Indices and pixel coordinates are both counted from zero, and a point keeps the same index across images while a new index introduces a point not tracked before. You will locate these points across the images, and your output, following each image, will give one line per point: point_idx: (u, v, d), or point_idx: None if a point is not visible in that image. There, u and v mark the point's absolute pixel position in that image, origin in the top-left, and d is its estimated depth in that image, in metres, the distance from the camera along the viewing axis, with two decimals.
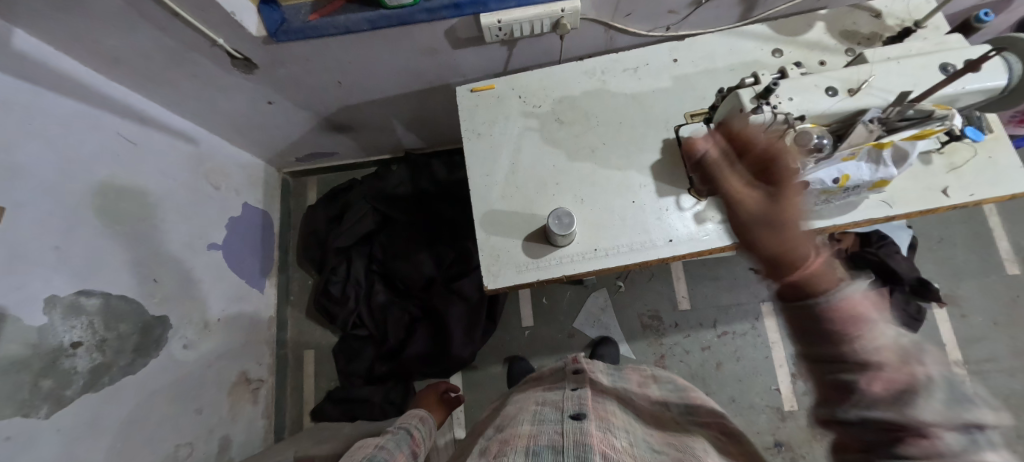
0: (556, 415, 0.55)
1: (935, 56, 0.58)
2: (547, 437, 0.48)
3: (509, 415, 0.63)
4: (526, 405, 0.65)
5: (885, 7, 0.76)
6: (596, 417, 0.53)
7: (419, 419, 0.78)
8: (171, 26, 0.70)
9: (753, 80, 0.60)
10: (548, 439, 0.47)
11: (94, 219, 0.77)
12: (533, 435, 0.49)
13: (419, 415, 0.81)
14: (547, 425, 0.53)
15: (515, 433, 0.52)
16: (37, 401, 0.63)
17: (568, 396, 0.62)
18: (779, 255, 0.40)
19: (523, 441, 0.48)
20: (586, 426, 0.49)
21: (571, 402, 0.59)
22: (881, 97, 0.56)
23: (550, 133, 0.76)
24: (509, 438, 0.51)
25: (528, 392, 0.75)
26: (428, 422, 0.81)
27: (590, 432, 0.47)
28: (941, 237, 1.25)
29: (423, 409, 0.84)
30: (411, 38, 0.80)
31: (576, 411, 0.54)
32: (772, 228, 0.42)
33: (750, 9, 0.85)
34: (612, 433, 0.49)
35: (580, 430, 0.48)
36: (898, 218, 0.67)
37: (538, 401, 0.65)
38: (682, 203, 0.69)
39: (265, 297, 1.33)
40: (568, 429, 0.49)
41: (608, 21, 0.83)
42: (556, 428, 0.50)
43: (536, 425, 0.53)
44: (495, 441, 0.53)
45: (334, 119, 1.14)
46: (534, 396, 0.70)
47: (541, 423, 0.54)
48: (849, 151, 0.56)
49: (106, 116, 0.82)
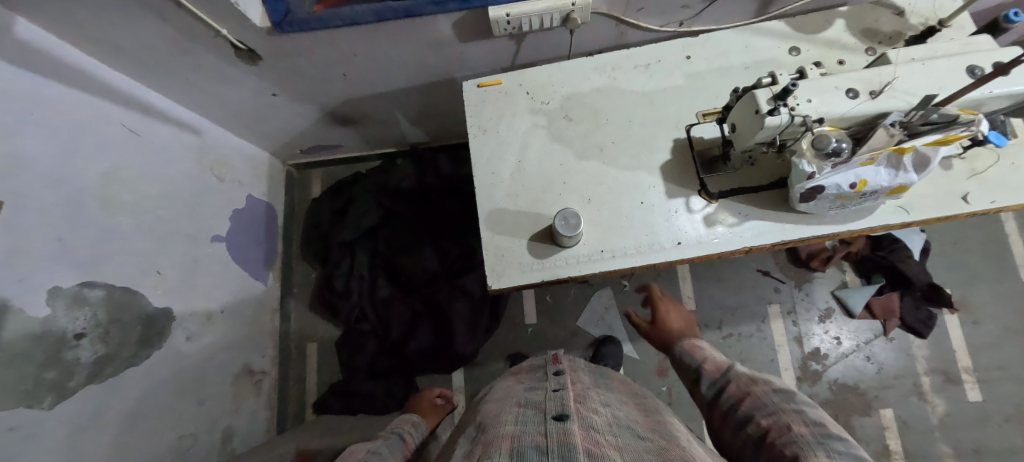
0: (537, 417, 0.48)
1: (963, 58, 0.56)
2: (531, 440, 0.42)
3: (486, 414, 0.56)
4: (504, 404, 0.58)
5: (909, 5, 0.74)
6: (584, 419, 0.46)
7: (410, 425, 0.77)
8: (176, 16, 0.69)
9: (770, 79, 0.57)
10: (534, 442, 0.41)
11: (97, 210, 0.76)
12: (513, 439, 0.43)
13: (412, 420, 0.80)
14: (527, 427, 0.46)
15: (494, 435, 0.46)
16: (41, 392, 0.63)
17: (551, 396, 0.55)
18: (666, 330, 0.88)
19: (502, 446, 0.42)
20: (573, 429, 0.43)
21: (554, 403, 0.52)
22: (905, 100, 0.54)
23: (558, 130, 0.74)
24: (487, 442, 0.44)
25: (504, 387, 0.67)
26: (420, 426, 0.80)
27: (578, 436, 0.41)
28: (955, 242, 1.22)
29: (417, 416, 0.83)
30: (417, 31, 0.78)
31: (559, 412, 0.48)
32: (667, 327, 0.89)
33: (768, 5, 0.82)
34: (600, 434, 0.43)
35: (566, 433, 0.42)
36: (914, 224, 0.65)
37: (516, 400, 0.58)
38: (692, 205, 0.67)
39: (269, 289, 1.33)
40: (552, 432, 0.43)
41: (620, 15, 0.81)
42: (539, 432, 0.44)
43: (517, 427, 0.46)
44: (473, 444, 0.47)
45: (338, 111, 1.13)
46: (512, 392, 0.63)
47: (521, 425, 0.47)
48: (868, 155, 0.53)
49: (109, 106, 0.81)
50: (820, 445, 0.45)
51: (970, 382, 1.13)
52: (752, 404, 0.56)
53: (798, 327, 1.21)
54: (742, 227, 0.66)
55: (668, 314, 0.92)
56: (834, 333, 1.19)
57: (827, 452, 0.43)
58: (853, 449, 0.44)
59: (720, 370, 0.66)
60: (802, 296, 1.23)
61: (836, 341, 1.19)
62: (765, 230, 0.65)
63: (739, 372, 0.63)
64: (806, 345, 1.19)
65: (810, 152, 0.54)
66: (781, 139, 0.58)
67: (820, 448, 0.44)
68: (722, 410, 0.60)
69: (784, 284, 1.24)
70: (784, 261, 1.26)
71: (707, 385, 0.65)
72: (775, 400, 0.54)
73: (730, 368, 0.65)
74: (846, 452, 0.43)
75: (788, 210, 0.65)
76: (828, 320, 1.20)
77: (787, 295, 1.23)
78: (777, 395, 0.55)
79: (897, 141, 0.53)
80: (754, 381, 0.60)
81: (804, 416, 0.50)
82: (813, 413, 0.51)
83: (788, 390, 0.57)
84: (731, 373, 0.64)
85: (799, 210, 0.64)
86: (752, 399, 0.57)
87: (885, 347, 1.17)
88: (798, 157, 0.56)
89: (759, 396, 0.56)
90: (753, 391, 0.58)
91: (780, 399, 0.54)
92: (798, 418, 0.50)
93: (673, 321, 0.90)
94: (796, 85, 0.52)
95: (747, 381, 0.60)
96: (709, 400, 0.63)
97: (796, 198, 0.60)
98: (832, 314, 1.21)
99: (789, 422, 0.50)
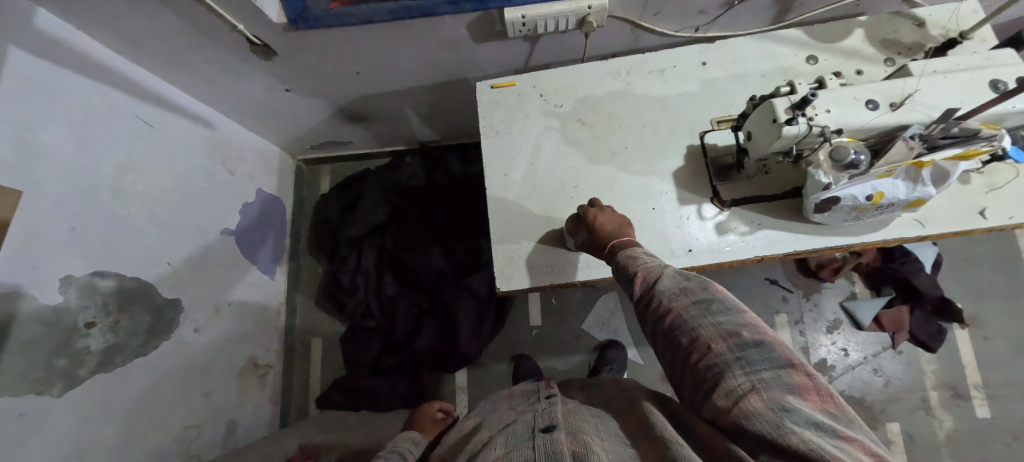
0: (527, 432, 0.48)
1: (986, 72, 0.55)
2: (521, 454, 0.41)
3: (477, 436, 0.55)
4: (499, 425, 0.56)
5: (929, 16, 0.73)
6: (571, 427, 0.47)
7: (411, 443, 0.72)
8: (192, 10, 0.69)
9: (789, 88, 0.57)
10: (523, 455, 0.41)
11: (111, 201, 0.76)
12: (506, 454, 0.43)
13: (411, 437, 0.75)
14: (517, 443, 0.45)
15: (486, 453, 0.45)
16: (51, 379, 0.64)
17: (541, 413, 0.54)
18: None
19: None
20: (559, 437, 0.43)
21: (544, 418, 0.52)
22: (926, 113, 0.53)
23: (570, 133, 0.74)
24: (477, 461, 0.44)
25: (497, 412, 0.65)
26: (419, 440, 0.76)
27: (564, 443, 0.41)
28: (966, 256, 1.21)
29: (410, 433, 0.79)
30: (432, 30, 0.78)
31: (547, 425, 0.48)
32: None
33: (784, 13, 0.82)
34: (584, 436, 0.43)
35: (553, 442, 0.42)
36: (929, 239, 0.65)
37: (508, 420, 0.57)
38: (704, 212, 0.67)
39: (276, 283, 1.34)
40: (541, 444, 0.43)
41: (636, 19, 0.80)
42: (529, 445, 0.43)
43: (507, 444, 0.46)
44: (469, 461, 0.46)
45: (350, 108, 1.13)
46: (504, 415, 0.61)
47: (510, 443, 0.46)
48: (885, 168, 0.52)
49: (125, 97, 0.82)
50: (739, 363, 0.34)
51: (979, 398, 1.11)
52: (676, 325, 0.39)
53: (805, 337, 1.20)
54: (754, 236, 0.65)
55: (595, 219, 0.57)
56: (841, 344, 1.18)
57: (747, 374, 0.33)
58: (775, 356, 0.34)
59: (645, 273, 0.44)
60: (809, 306, 1.22)
61: (843, 353, 1.18)
62: (776, 240, 0.65)
63: (667, 280, 0.42)
64: (813, 355, 1.18)
65: (827, 163, 0.55)
66: (798, 149, 0.57)
67: (740, 367, 0.34)
68: (648, 328, 0.43)
69: (793, 293, 1.23)
70: (793, 270, 1.25)
71: (634, 300, 0.44)
72: (699, 317, 0.38)
73: (659, 277, 0.42)
74: (767, 361, 0.34)
75: (800, 221, 0.65)
76: (835, 331, 1.19)
77: (794, 304, 1.22)
78: (706, 308, 0.38)
79: (917, 154, 0.52)
80: (681, 290, 0.40)
81: (727, 331, 0.36)
82: (736, 314, 0.38)
83: (715, 292, 0.40)
84: (654, 279, 0.43)
85: (812, 220, 0.63)
86: (674, 319, 0.39)
87: (893, 360, 1.15)
88: (815, 167, 0.56)
89: (681, 314, 0.38)
90: (676, 308, 0.39)
91: (702, 315, 0.38)
92: (717, 334, 0.36)
93: (601, 223, 0.56)
94: (815, 95, 0.52)
95: (671, 295, 0.40)
96: (636, 314, 0.44)
97: (810, 209, 0.59)
98: (840, 325, 1.20)
99: (711, 341, 0.36)
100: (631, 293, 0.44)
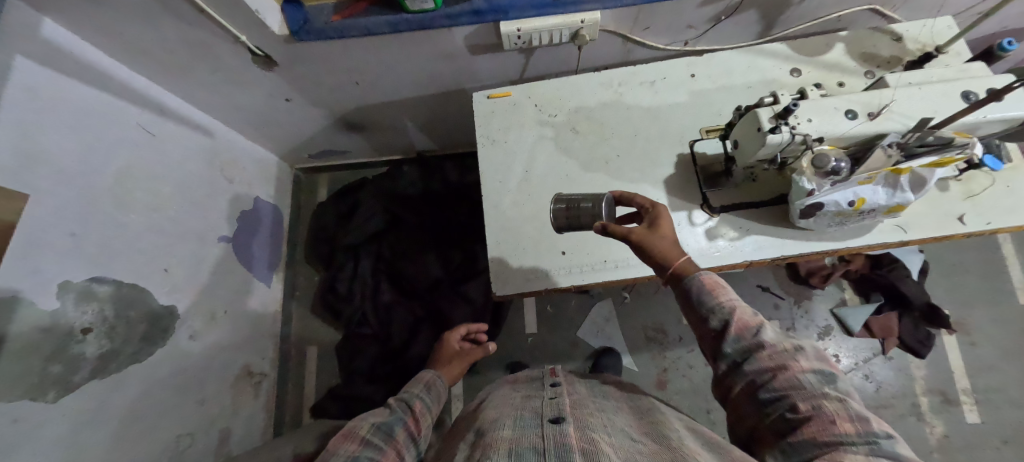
0: (534, 420, 0.49)
1: (957, 84, 0.58)
2: (529, 442, 0.42)
3: (485, 414, 0.56)
4: (505, 407, 0.57)
5: (907, 31, 0.76)
6: (580, 422, 0.47)
7: (422, 388, 0.69)
8: (197, 22, 0.71)
9: (772, 98, 0.59)
10: (531, 443, 0.42)
11: (109, 208, 0.77)
12: (512, 440, 0.43)
13: (423, 382, 0.71)
14: (525, 429, 0.46)
15: (493, 436, 0.45)
16: (46, 385, 0.64)
17: (548, 402, 0.55)
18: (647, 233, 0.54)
19: (500, 445, 0.42)
20: (568, 430, 0.43)
21: (552, 408, 0.52)
22: (902, 122, 0.56)
23: (564, 142, 0.76)
24: (484, 443, 0.44)
25: (500, 394, 0.66)
26: (435, 387, 0.71)
27: (573, 437, 0.42)
28: (951, 263, 1.24)
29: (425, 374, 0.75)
30: (430, 42, 0.81)
31: (556, 416, 0.49)
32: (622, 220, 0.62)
33: (770, 27, 0.86)
34: (594, 434, 0.44)
35: (563, 434, 0.43)
36: (912, 244, 0.67)
37: (512, 404, 0.58)
38: (694, 218, 0.69)
39: (272, 291, 1.34)
40: (549, 434, 0.43)
41: (627, 32, 0.83)
42: (536, 433, 0.44)
43: (515, 428, 0.47)
44: (474, 446, 0.46)
45: (349, 118, 1.15)
46: (508, 397, 0.63)
47: (518, 427, 0.47)
48: (865, 175, 0.55)
49: (128, 107, 0.83)
50: (865, 444, 0.33)
51: (968, 403, 1.12)
52: (786, 384, 0.38)
53: None
54: (743, 241, 0.67)
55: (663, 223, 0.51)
56: (833, 350, 1.19)
57: (870, 454, 0.32)
58: (903, 450, 0.32)
59: (744, 319, 0.43)
60: (801, 313, 1.23)
61: (835, 359, 1.19)
62: (765, 245, 0.66)
63: (776, 338, 0.41)
64: None
65: (810, 170, 0.56)
66: (783, 157, 0.60)
67: (863, 447, 0.32)
68: (741, 381, 0.41)
69: (784, 300, 1.25)
70: (784, 277, 1.27)
71: (729, 347, 0.43)
72: (818, 387, 0.37)
73: (768, 333, 0.42)
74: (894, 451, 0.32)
75: (788, 226, 0.67)
76: (827, 338, 1.20)
77: (786, 311, 1.24)
78: (827, 382, 0.37)
79: (894, 162, 0.54)
80: (795, 353, 0.40)
81: (852, 410, 0.35)
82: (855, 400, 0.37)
83: (830, 370, 0.40)
84: (754, 329, 0.42)
85: (798, 226, 0.65)
86: (788, 378, 0.38)
87: (884, 366, 1.17)
88: (799, 174, 0.57)
89: (798, 375, 0.38)
90: (791, 367, 0.38)
91: (821, 384, 0.37)
92: (840, 408, 0.35)
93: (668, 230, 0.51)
94: (796, 105, 0.54)
95: (785, 355, 0.40)
96: (729, 364, 0.43)
97: (796, 214, 0.61)
98: (832, 332, 1.21)
99: (834, 412, 0.35)
100: (728, 335, 0.43)
